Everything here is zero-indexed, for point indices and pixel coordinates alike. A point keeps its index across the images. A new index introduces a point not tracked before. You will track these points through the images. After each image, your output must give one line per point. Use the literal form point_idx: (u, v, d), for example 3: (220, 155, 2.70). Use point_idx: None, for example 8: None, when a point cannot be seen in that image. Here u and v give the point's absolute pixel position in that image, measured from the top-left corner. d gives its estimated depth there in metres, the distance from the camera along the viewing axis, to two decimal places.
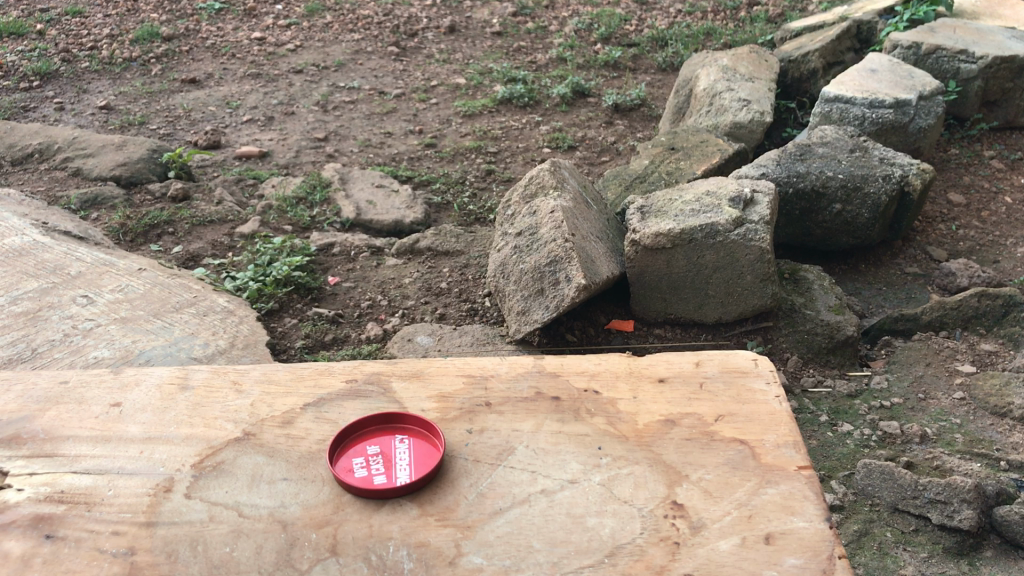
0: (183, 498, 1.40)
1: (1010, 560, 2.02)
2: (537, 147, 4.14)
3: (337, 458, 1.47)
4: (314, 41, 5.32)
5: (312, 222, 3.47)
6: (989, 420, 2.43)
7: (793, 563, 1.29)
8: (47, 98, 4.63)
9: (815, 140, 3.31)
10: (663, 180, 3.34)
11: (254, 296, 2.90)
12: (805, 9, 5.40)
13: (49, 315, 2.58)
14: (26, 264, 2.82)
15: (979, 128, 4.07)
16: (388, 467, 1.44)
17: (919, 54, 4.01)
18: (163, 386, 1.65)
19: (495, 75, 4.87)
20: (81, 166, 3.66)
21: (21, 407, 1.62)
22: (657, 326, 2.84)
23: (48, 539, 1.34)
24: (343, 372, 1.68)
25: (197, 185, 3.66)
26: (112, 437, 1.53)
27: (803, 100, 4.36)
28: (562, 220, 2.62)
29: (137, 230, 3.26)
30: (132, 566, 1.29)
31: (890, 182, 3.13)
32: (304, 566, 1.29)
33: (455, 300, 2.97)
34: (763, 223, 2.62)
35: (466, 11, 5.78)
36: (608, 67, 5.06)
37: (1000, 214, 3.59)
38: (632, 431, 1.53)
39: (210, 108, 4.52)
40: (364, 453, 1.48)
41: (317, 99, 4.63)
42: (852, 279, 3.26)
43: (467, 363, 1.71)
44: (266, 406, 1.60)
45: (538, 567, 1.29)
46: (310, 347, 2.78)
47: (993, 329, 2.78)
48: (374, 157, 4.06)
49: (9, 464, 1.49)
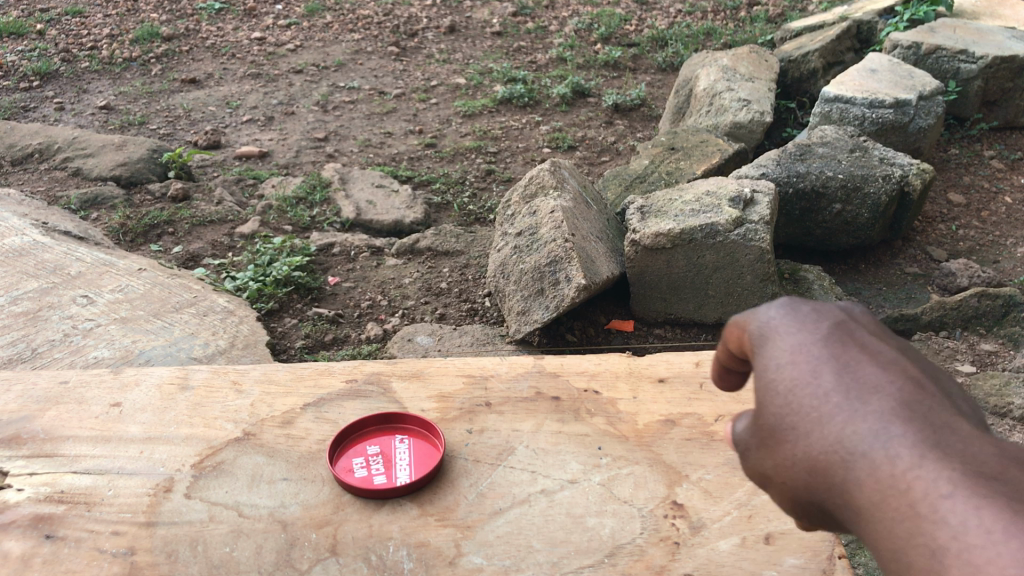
0: (183, 498, 1.40)
1: None
2: (537, 147, 4.15)
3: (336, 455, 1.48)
4: (314, 41, 5.33)
5: (312, 222, 3.47)
6: (989, 420, 2.43)
7: (793, 563, 1.29)
8: (47, 98, 4.63)
9: (815, 140, 3.31)
10: (663, 180, 3.34)
11: (254, 296, 2.91)
12: (805, 9, 5.41)
13: (49, 315, 2.57)
14: (26, 264, 2.81)
15: (979, 128, 4.07)
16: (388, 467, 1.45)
17: (919, 54, 4.01)
18: (163, 386, 1.65)
19: (495, 75, 4.87)
20: (80, 167, 3.66)
21: (21, 407, 1.62)
22: (657, 326, 2.84)
23: (48, 539, 1.34)
24: (343, 372, 1.68)
25: (196, 185, 3.66)
26: (112, 437, 1.53)
27: (803, 100, 4.36)
28: (562, 220, 2.62)
29: (137, 230, 3.27)
30: (132, 566, 1.29)
31: (890, 182, 3.14)
32: (304, 566, 1.29)
33: (455, 300, 2.97)
34: (763, 223, 2.62)
35: (466, 11, 5.77)
36: (608, 67, 5.06)
37: (1001, 214, 3.59)
38: (632, 431, 1.53)
39: (210, 108, 4.52)
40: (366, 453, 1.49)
41: (317, 99, 4.63)
42: (852, 279, 3.26)
43: (467, 363, 1.71)
44: (266, 406, 1.60)
45: (538, 567, 1.29)
46: (310, 347, 2.78)
47: (993, 329, 2.78)
48: (374, 157, 4.06)
49: (10, 464, 1.49)
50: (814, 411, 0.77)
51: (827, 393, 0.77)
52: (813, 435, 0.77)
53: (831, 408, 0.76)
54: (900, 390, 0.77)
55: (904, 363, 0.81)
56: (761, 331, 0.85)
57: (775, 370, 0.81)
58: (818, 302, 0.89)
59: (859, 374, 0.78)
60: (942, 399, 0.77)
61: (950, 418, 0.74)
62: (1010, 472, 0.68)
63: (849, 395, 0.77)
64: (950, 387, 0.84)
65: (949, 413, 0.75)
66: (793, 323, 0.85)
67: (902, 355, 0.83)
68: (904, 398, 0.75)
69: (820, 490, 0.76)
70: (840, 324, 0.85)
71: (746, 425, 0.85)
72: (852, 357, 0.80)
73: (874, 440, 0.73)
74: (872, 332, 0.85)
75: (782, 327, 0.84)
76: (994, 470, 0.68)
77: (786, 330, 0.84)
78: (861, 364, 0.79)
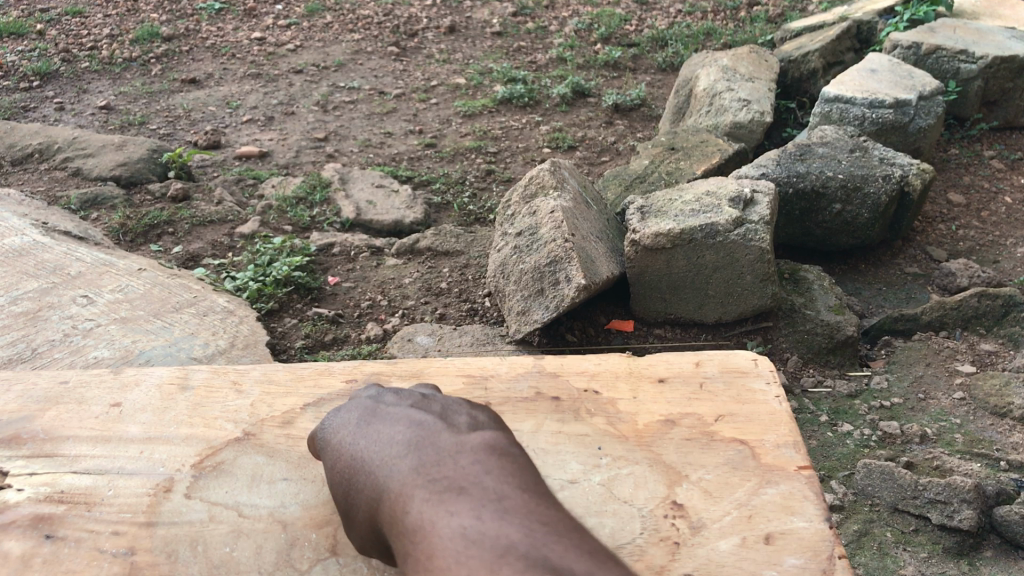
0: (183, 498, 1.40)
1: (1010, 560, 2.02)
2: (537, 147, 4.14)
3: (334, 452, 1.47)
4: (314, 41, 5.33)
5: (312, 222, 3.48)
6: (989, 420, 2.43)
7: (793, 563, 1.29)
8: (47, 98, 4.62)
9: (815, 141, 3.31)
10: (663, 180, 3.34)
11: (254, 296, 2.91)
12: (804, 9, 5.42)
13: (49, 315, 2.57)
14: (26, 264, 2.81)
15: (979, 128, 4.07)
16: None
17: (919, 54, 4.01)
18: (163, 386, 1.65)
19: (495, 75, 4.87)
20: (80, 167, 3.66)
21: (20, 407, 1.62)
22: (657, 326, 2.84)
23: (48, 539, 1.33)
24: (343, 372, 1.69)
25: (196, 185, 3.66)
26: (112, 437, 1.53)
27: (803, 100, 4.36)
28: (562, 220, 2.62)
29: (137, 230, 3.26)
30: (133, 566, 1.29)
31: (890, 182, 3.14)
32: (304, 566, 1.29)
33: (455, 300, 2.97)
34: (763, 223, 2.63)
35: (466, 11, 5.77)
36: (607, 67, 5.06)
37: (1001, 214, 3.59)
38: (632, 431, 1.53)
39: (210, 108, 4.52)
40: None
41: (317, 99, 4.63)
42: (852, 279, 3.26)
43: (467, 363, 1.71)
44: (266, 406, 1.60)
45: None
46: (310, 347, 2.78)
47: (993, 329, 2.78)
48: (374, 157, 4.06)
49: (10, 464, 1.49)
50: (359, 480, 1.21)
51: (361, 463, 1.22)
52: (357, 492, 1.21)
53: (365, 472, 1.20)
54: (395, 442, 1.22)
55: (407, 419, 1.26)
56: (328, 440, 1.31)
57: (335, 457, 1.27)
58: (359, 400, 1.36)
59: (374, 444, 1.24)
60: (433, 431, 1.22)
61: (423, 447, 1.18)
62: (447, 471, 1.12)
63: (367, 460, 1.22)
64: (458, 410, 1.30)
65: (426, 443, 1.19)
66: (342, 423, 1.32)
67: (414, 411, 1.29)
68: (398, 448, 1.20)
69: (370, 525, 1.20)
70: (372, 410, 1.32)
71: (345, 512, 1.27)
72: (373, 434, 1.26)
73: (386, 481, 1.16)
74: (398, 404, 1.32)
75: (335, 430, 1.32)
76: (438, 475, 1.12)
77: (339, 431, 1.31)
78: (379, 432, 1.25)
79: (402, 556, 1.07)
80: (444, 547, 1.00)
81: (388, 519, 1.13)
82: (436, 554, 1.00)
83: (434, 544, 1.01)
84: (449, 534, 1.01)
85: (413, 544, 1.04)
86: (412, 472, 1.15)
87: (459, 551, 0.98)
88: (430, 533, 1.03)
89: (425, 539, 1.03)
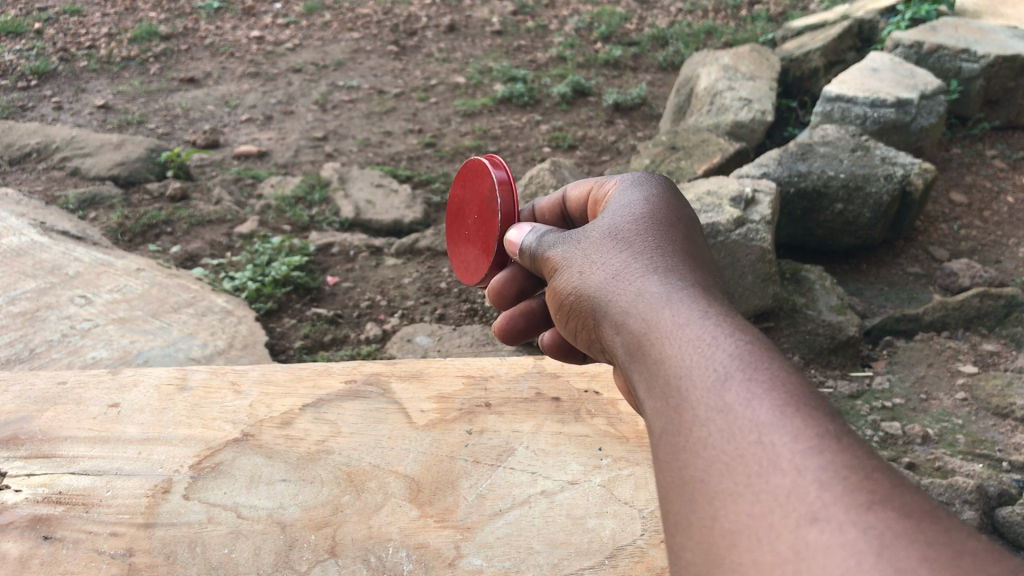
0: (182, 498, 1.39)
1: None
2: (537, 146, 4.13)
3: (499, 167, 1.50)
4: (313, 40, 5.31)
5: (311, 222, 3.45)
6: (992, 421, 2.42)
7: None
8: (44, 97, 4.59)
9: (816, 140, 3.33)
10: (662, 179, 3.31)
11: (252, 296, 2.89)
12: (805, 8, 5.42)
13: (46, 315, 2.51)
14: (23, 264, 2.75)
15: (981, 127, 4.05)
16: (482, 226, 1.51)
17: (920, 53, 4.03)
18: (162, 387, 1.64)
19: (494, 75, 4.86)
20: (78, 166, 3.64)
21: (18, 407, 1.59)
22: None
23: (45, 541, 1.32)
24: (342, 373, 1.68)
25: (195, 185, 3.65)
26: (111, 437, 1.51)
27: (804, 99, 4.34)
28: None
29: (135, 230, 3.25)
30: (130, 567, 1.27)
31: (891, 182, 3.13)
32: (303, 567, 1.28)
33: (455, 300, 2.99)
34: (763, 223, 2.67)
35: (466, 10, 5.76)
36: (608, 65, 5.03)
37: (1003, 214, 3.57)
38: (632, 432, 1.55)
39: (209, 108, 4.51)
40: (473, 202, 1.54)
41: (316, 98, 4.61)
42: (853, 279, 3.25)
43: (466, 363, 1.72)
44: (265, 407, 1.59)
45: (538, 568, 1.28)
46: (310, 347, 2.77)
47: (995, 330, 2.79)
48: (374, 157, 4.04)
49: (7, 464, 1.47)
50: (651, 286, 1.03)
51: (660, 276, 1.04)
52: (641, 292, 1.02)
53: (664, 283, 1.02)
54: (704, 287, 1.03)
55: (711, 279, 1.08)
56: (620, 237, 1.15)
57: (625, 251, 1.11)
58: (686, 206, 1.26)
59: (680, 272, 1.05)
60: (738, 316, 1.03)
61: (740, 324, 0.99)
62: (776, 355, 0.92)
63: (664, 273, 1.04)
64: None
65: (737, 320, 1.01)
66: (654, 208, 1.21)
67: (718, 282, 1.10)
68: (700, 272, 1.08)
69: (630, 327, 1.00)
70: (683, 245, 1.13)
71: (589, 293, 1.10)
72: (681, 265, 1.07)
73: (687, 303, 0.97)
74: (709, 262, 1.16)
75: (642, 218, 1.18)
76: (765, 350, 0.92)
77: (643, 206, 1.21)
78: (682, 267, 1.07)
79: (704, 378, 0.86)
80: (774, 391, 0.81)
81: (659, 313, 0.97)
82: (761, 396, 0.81)
83: (789, 393, 0.81)
84: (782, 385, 0.82)
85: (741, 373, 0.84)
86: (719, 301, 0.99)
87: (833, 426, 0.77)
88: (751, 373, 0.84)
89: (764, 382, 0.82)
